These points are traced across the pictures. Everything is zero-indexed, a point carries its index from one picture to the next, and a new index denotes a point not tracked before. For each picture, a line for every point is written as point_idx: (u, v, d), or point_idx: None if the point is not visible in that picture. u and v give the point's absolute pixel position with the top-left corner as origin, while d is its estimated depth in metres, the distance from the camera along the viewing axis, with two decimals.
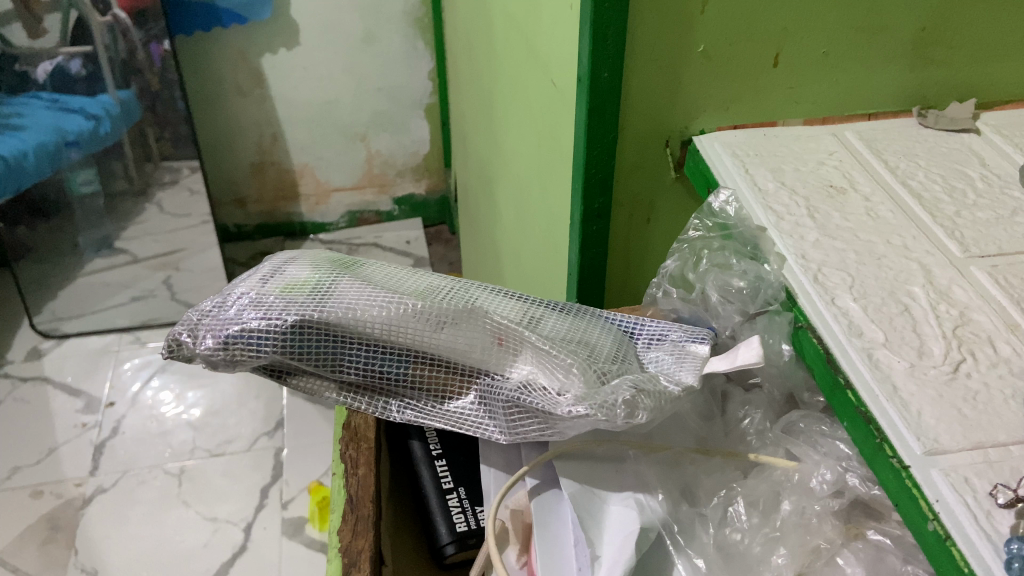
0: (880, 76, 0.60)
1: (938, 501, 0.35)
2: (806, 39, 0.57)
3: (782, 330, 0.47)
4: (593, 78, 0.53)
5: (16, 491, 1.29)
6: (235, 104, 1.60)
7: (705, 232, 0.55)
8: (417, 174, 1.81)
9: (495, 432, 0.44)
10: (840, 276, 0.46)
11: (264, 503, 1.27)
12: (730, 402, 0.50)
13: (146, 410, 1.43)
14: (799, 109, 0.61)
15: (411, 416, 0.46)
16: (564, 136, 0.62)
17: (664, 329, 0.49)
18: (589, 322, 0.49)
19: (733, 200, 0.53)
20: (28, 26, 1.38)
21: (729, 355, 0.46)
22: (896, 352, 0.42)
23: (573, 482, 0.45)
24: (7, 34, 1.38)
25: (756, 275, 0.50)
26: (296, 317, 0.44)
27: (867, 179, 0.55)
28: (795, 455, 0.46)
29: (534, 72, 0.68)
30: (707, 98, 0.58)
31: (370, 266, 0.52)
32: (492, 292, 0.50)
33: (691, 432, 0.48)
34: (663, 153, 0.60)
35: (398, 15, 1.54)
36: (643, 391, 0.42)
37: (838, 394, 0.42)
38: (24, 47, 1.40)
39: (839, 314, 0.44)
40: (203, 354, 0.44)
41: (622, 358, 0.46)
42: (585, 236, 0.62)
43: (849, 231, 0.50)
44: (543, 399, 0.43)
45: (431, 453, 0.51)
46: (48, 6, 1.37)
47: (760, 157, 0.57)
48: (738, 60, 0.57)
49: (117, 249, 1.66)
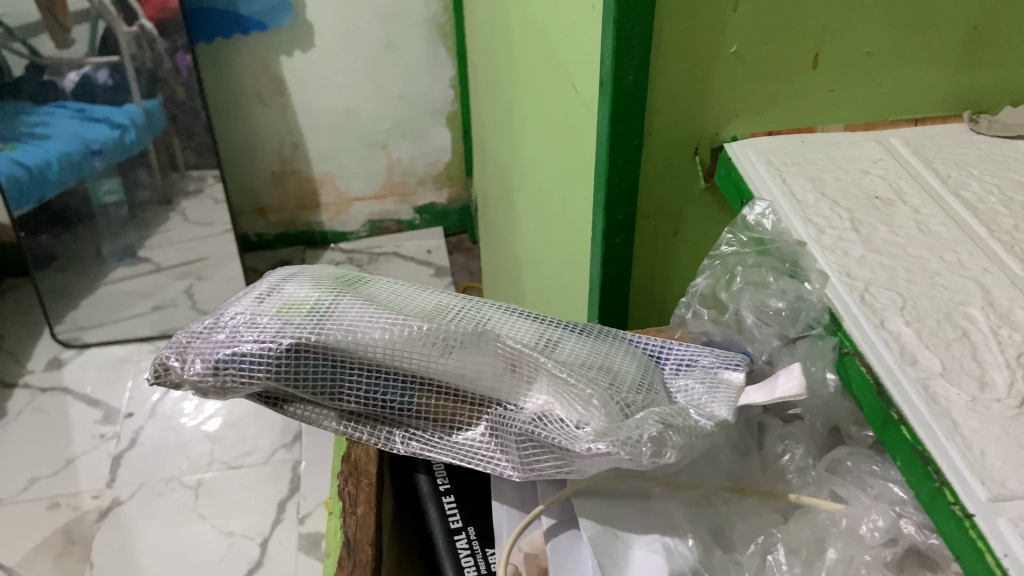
0: (927, 79, 0.56)
1: (1007, 556, 0.30)
2: (848, 38, 0.53)
3: (825, 356, 0.43)
4: (616, 81, 0.49)
5: (33, 503, 1.27)
6: (256, 113, 1.58)
7: (739, 247, 0.50)
8: (438, 182, 1.77)
9: (508, 468, 0.41)
10: (889, 296, 0.42)
11: (281, 517, 1.24)
12: (768, 435, 0.45)
13: (165, 421, 1.41)
14: (840, 114, 0.56)
15: (417, 448, 0.42)
16: (586, 143, 0.58)
17: (695, 354, 0.45)
18: (611, 346, 0.45)
19: (770, 212, 0.48)
20: (56, 37, 1.38)
21: (766, 387, 0.42)
22: (955, 383, 0.37)
23: (593, 523, 0.41)
24: (36, 46, 1.38)
25: (795, 295, 0.46)
26: (292, 340, 0.41)
27: (915, 189, 0.51)
28: (841, 497, 0.41)
29: (554, 77, 0.65)
30: (740, 103, 0.54)
31: (375, 284, 0.48)
32: (506, 312, 0.46)
33: (723, 468, 0.44)
34: (692, 161, 0.56)
35: (420, 21, 1.51)
36: (671, 426, 0.38)
37: (890, 429, 0.38)
38: (52, 58, 1.39)
39: (889, 340, 0.39)
40: (191, 380, 0.41)
41: (648, 387, 0.42)
42: (607, 249, 0.58)
43: (898, 246, 0.46)
44: (561, 433, 0.39)
45: (439, 488, 0.47)
46: (76, 17, 1.36)
47: (796, 165, 0.53)
48: (774, 62, 0.52)
49: (140, 258, 1.64)
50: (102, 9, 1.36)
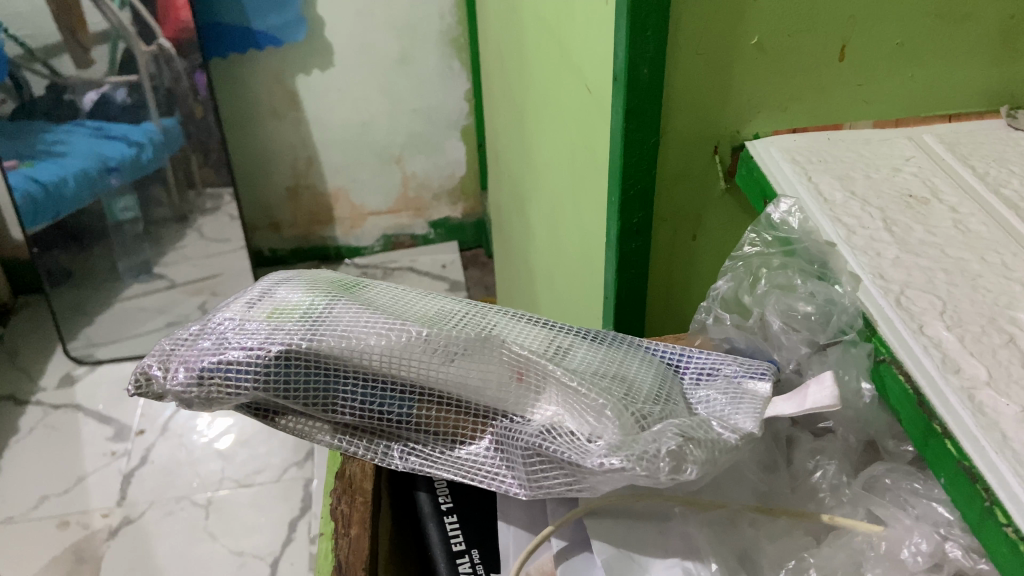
0: (961, 71, 0.53)
1: None
2: (877, 28, 0.50)
3: (860, 364, 0.39)
4: (630, 77, 0.47)
5: (42, 522, 1.23)
6: (270, 127, 1.56)
7: (764, 247, 0.47)
8: (453, 197, 1.75)
9: (515, 486, 0.38)
10: (927, 300, 0.39)
11: (292, 537, 1.21)
12: (797, 450, 0.42)
13: (176, 438, 1.38)
14: (869, 109, 0.53)
15: (417, 464, 0.39)
16: (600, 144, 0.55)
17: (716, 362, 0.42)
18: (626, 354, 0.42)
19: (797, 209, 0.45)
20: (76, 56, 1.37)
21: (796, 398, 0.38)
22: (1003, 393, 0.33)
23: (607, 545, 0.38)
24: (56, 65, 1.37)
25: (826, 297, 0.43)
26: (282, 346, 0.38)
27: (952, 187, 0.48)
28: (880, 518, 0.38)
29: (568, 78, 0.62)
30: (763, 97, 0.51)
31: (374, 288, 0.46)
32: (512, 317, 0.43)
33: (750, 487, 0.41)
34: (711, 160, 0.53)
35: (434, 34, 1.50)
36: (691, 439, 0.35)
37: (933, 444, 0.34)
38: (71, 77, 1.38)
39: (930, 346, 0.36)
40: (175, 391, 0.38)
41: (666, 397, 0.39)
42: (622, 254, 0.55)
43: (936, 246, 0.42)
44: (571, 447, 0.36)
45: (441, 507, 0.44)
46: (96, 37, 1.36)
47: (822, 162, 0.50)
48: (798, 54, 0.49)
49: (156, 274, 1.62)
50: (121, 30, 1.36)
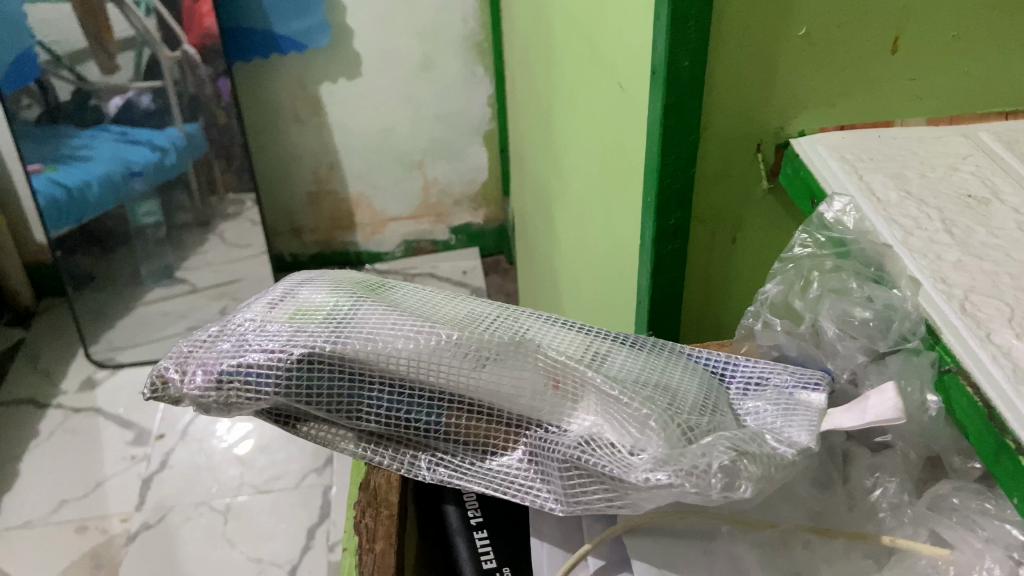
0: (1019, 64, 0.50)
1: None
2: (932, 19, 0.47)
3: (923, 376, 0.37)
4: (670, 70, 0.44)
5: (60, 526, 1.22)
6: (293, 132, 1.55)
7: (816, 250, 0.44)
8: (475, 203, 1.73)
9: (550, 500, 0.35)
10: (994, 306, 0.36)
11: (310, 546, 1.18)
12: (854, 466, 0.39)
13: (196, 443, 1.36)
14: (921, 106, 0.50)
15: (445, 475, 0.37)
16: (633, 145, 0.53)
17: (765, 371, 0.39)
18: (667, 362, 0.40)
19: (852, 209, 0.43)
20: (102, 62, 1.37)
21: (855, 410, 0.36)
22: None
23: (648, 567, 0.36)
24: (81, 71, 1.37)
25: (884, 303, 0.40)
26: (304, 349, 0.36)
27: (1014, 186, 0.45)
28: (947, 541, 0.35)
29: (598, 75, 0.60)
30: (810, 91, 0.48)
31: (399, 289, 0.44)
32: (545, 321, 0.41)
33: (802, 506, 0.38)
34: (753, 159, 0.50)
35: (457, 39, 1.48)
36: (745, 454, 0.32)
37: (1006, 461, 0.31)
38: (97, 82, 1.38)
39: (999, 355, 0.33)
40: (192, 395, 0.37)
41: (712, 408, 0.37)
42: (657, 258, 0.53)
43: (1000, 249, 0.39)
44: (612, 461, 0.33)
45: (469, 522, 0.41)
46: (122, 43, 1.35)
47: (874, 160, 0.47)
48: (848, 46, 0.47)
49: (177, 279, 1.61)
50: (146, 36, 1.36)
